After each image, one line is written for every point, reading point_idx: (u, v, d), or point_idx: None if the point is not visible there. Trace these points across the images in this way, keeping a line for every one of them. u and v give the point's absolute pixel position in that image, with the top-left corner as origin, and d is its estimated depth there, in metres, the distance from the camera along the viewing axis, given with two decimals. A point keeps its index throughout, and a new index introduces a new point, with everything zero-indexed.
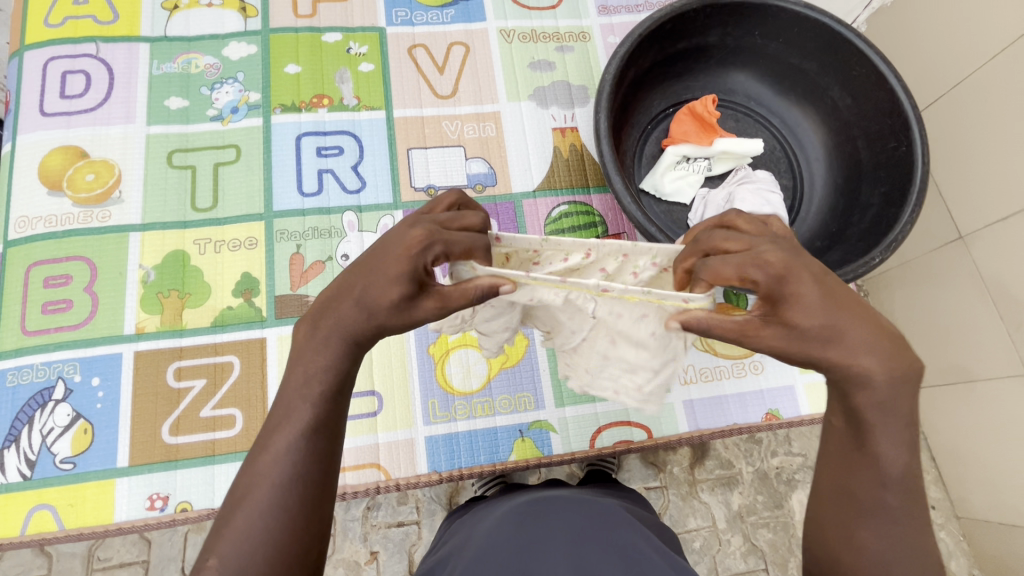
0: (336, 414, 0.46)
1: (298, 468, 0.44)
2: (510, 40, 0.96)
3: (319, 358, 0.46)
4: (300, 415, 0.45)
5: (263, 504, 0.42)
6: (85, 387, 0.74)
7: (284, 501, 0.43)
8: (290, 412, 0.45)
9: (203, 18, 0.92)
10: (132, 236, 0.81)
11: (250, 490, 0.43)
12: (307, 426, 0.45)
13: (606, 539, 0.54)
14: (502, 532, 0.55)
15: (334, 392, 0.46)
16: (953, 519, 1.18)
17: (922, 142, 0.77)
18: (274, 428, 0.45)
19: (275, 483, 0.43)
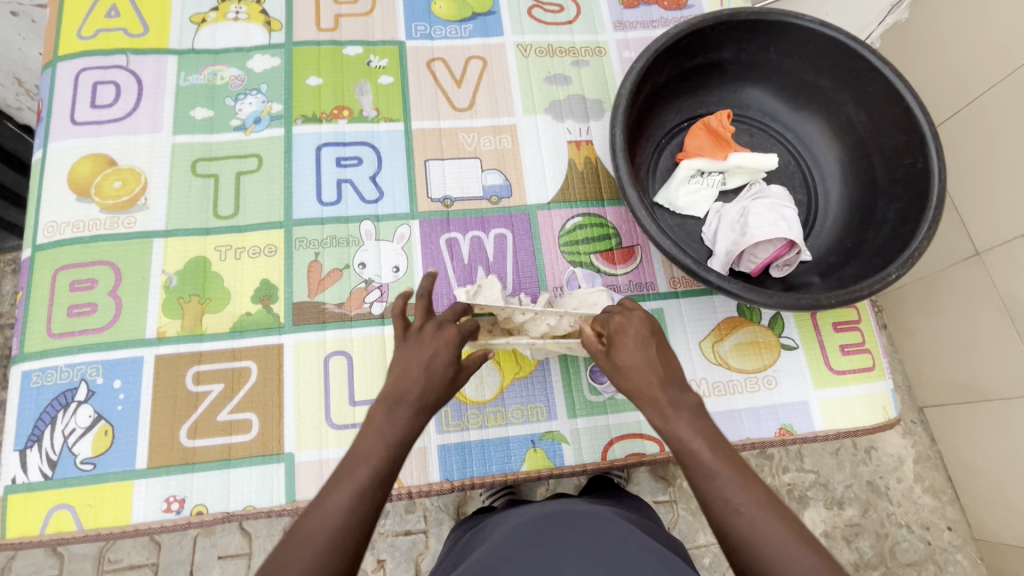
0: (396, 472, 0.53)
1: (355, 521, 0.49)
2: (527, 54, 0.98)
3: (387, 424, 0.54)
4: (369, 467, 0.52)
5: (318, 552, 0.47)
6: (106, 390, 0.76)
7: (342, 544, 0.48)
8: (361, 464, 0.52)
9: (229, 31, 0.94)
10: (156, 242, 0.83)
11: (313, 532, 0.48)
12: (364, 484, 0.51)
13: (620, 553, 0.53)
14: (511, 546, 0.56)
15: (399, 452, 0.53)
16: (970, 541, 1.14)
17: (939, 158, 0.77)
18: (343, 476, 0.52)
19: (333, 535, 0.48)
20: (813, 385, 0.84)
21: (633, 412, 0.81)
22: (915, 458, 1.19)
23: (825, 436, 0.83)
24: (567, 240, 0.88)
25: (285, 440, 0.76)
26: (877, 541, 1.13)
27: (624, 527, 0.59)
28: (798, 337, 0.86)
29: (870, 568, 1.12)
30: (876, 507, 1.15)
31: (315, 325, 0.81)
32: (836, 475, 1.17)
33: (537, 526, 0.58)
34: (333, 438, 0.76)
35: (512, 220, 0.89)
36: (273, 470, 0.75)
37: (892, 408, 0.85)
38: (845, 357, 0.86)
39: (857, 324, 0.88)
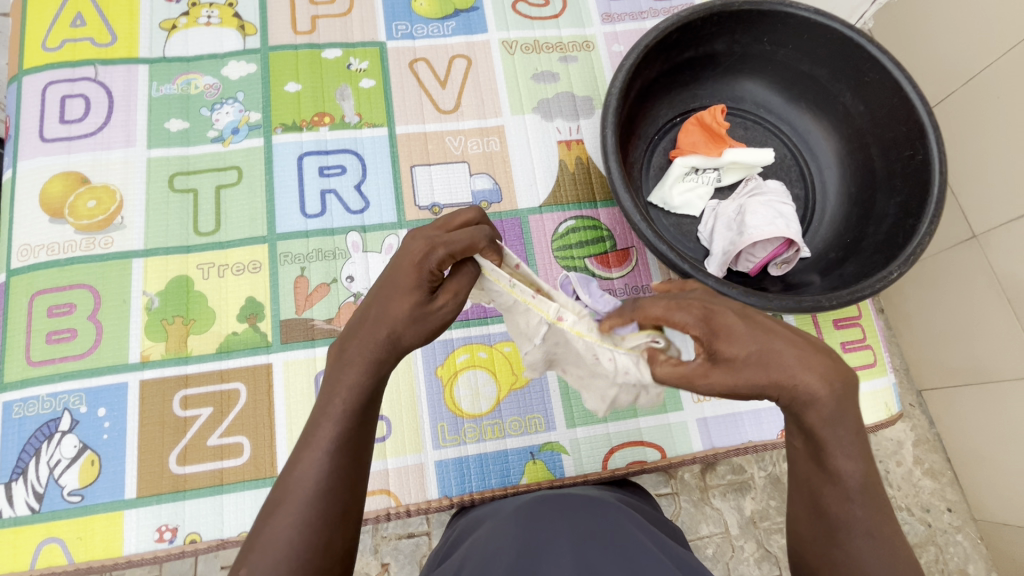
0: (362, 433, 0.47)
1: (328, 482, 0.44)
2: (512, 51, 0.94)
3: (345, 379, 0.47)
4: (327, 433, 0.45)
5: (294, 516, 0.43)
6: (91, 418, 0.74)
7: (309, 517, 0.43)
8: (319, 430, 0.45)
9: (201, 37, 0.90)
10: (135, 262, 0.80)
11: (282, 503, 0.43)
12: (335, 443, 0.45)
13: (630, 544, 0.48)
14: (507, 534, 0.50)
15: (361, 411, 0.47)
16: (970, 521, 1.12)
17: (939, 149, 0.75)
18: (307, 438, 0.46)
19: (310, 499, 0.43)
20: None
21: (633, 419, 0.80)
22: (914, 441, 1.16)
23: None
24: (561, 245, 0.86)
25: (277, 463, 0.74)
26: None
27: (626, 515, 0.55)
28: None
29: None
30: None
31: (304, 342, 0.78)
32: None
33: (537, 511, 0.53)
34: None
35: (503, 225, 0.86)
36: (268, 493, 0.73)
37: (894, 403, 0.84)
38: (846, 354, 0.85)
39: (858, 320, 0.87)
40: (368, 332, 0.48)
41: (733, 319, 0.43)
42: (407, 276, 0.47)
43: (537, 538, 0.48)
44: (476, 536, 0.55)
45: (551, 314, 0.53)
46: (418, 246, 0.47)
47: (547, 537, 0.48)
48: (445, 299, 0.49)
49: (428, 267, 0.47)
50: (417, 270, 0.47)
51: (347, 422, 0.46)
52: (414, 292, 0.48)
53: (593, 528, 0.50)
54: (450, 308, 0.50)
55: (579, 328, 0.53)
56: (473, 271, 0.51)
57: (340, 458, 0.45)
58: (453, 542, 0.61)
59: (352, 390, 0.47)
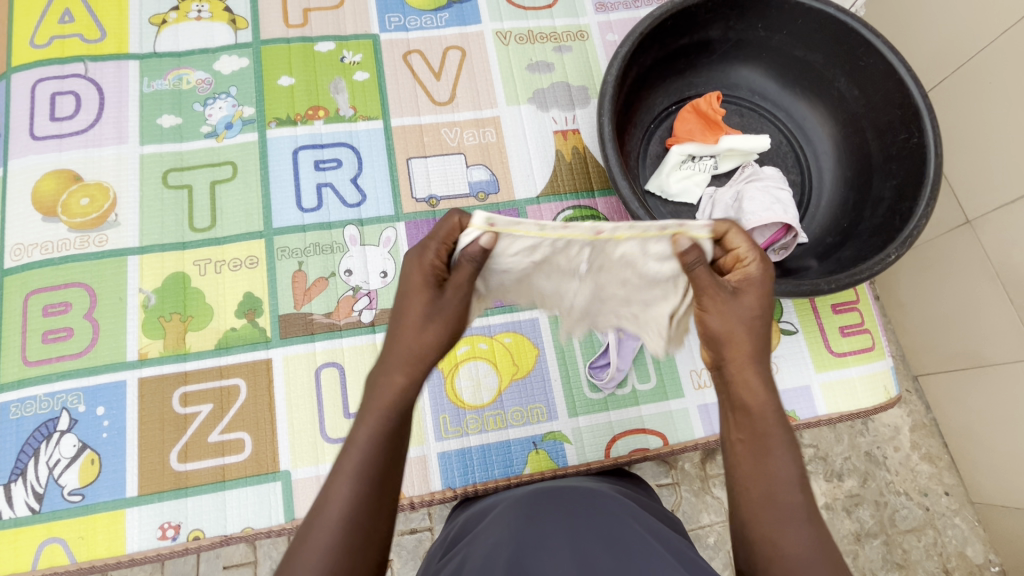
0: (391, 461, 0.46)
1: (356, 508, 0.43)
2: (506, 42, 0.94)
3: (376, 404, 0.47)
4: (356, 457, 0.45)
5: (321, 545, 0.42)
6: (90, 417, 0.73)
7: (336, 545, 0.42)
8: (348, 454, 0.45)
9: (192, 32, 0.89)
10: (130, 260, 0.79)
11: (309, 531, 0.42)
12: (362, 470, 0.44)
13: (630, 537, 0.48)
14: (506, 528, 0.50)
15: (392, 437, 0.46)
16: (967, 504, 1.13)
17: (934, 132, 0.75)
18: (335, 463, 0.45)
19: (336, 525, 0.42)
20: (815, 368, 0.84)
21: (635, 407, 0.80)
22: (911, 427, 1.17)
23: (828, 420, 0.82)
24: None
25: (279, 458, 0.74)
26: (877, 510, 1.12)
27: (625, 506, 0.55)
28: (797, 321, 0.85)
29: (871, 538, 1.10)
30: (876, 478, 1.13)
31: (303, 336, 0.78)
32: (835, 448, 1.14)
33: (535, 504, 0.53)
34: (330, 453, 0.74)
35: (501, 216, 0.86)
36: (270, 488, 0.73)
37: (892, 386, 0.85)
38: (845, 338, 0.85)
39: (855, 304, 0.87)
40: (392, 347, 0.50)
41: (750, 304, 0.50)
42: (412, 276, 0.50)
43: (535, 533, 0.48)
44: (480, 527, 0.55)
45: (589, 232, 0.49)
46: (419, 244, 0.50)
47: (546, 533, 0.48)
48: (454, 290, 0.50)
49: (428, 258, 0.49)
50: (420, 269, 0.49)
51: (374, 451, 0.45)
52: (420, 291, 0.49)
53: (593, 521, 0.50)
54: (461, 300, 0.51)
55: (620, 229, 0.49)
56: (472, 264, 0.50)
57: (367, 484, 0.44)
58: (458, 531, 0.61)
59: (379, 415, 0.47)
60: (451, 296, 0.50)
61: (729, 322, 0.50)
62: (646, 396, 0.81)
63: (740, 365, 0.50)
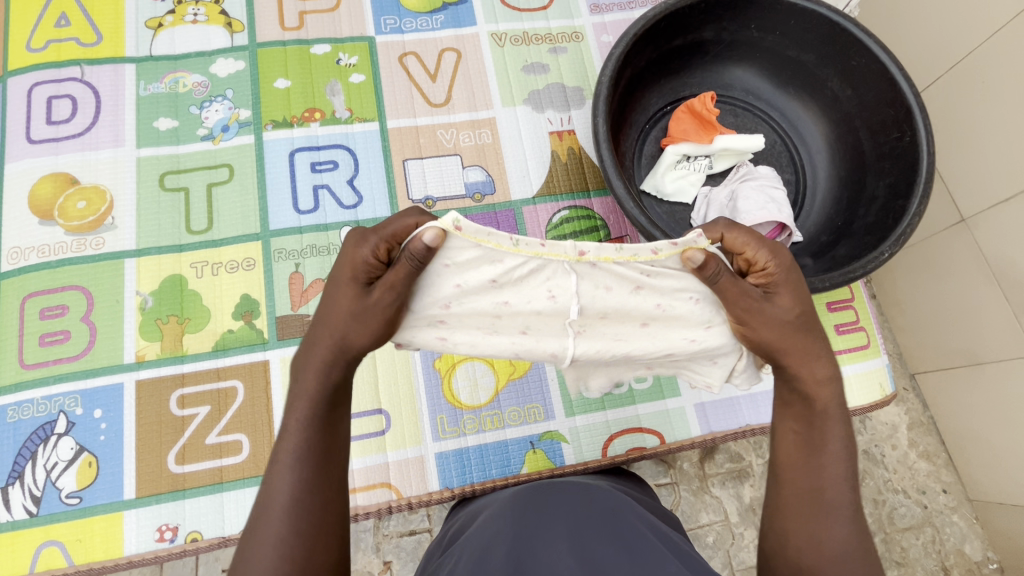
0: (328, 443, 0.47)
1: (302, 494, 0.45)
2: (501, 43, 0.94)
3: (299, 395, 0.48)
4: (290, 449, 0.46)
5: (273, 538, 0.43)
6: (87, 420, 0.73)
7: (290, 533, 0.43)
8: (281, 449, 0.46)
9: (188, 35, 0.90)
10: (127, 262, 0.79)
11: (259, 527, 0.44)
12: (296, 459, 0.46)
13: (629, 533, 0.48)
14: (504, 525, 0.50)
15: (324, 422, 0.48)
16: (965, 501, 1.14)
17: (927, 131, 0.76)
18: (273, 462, 0.46)
19: (284, 514, 0.44)
20: None
21: (631, 406, 0.81)
22: (908, 424, 1.17)
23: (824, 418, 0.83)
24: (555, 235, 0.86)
25: None
26: (875, 508, 1.12)
27: (624, 502, 0.55)
28: None
29: None
30: (874, 475, 1.14)
31: (300, 338, 0.78)
32: None
33: (534, 500, 0.53)
34: None
35: (497, 216, 0.87)
36: None
37: (888, 383, 0.85)
38: (840, 336, 0.85)
39: (851, 302, 0.87)
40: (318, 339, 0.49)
41: (785, 300, 0.49)
42: (343, 272, 0.47)
43: (533, 529, 0.48)
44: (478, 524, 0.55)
45: (571, 253, 0.47)
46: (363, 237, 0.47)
47: (545, 529, 0.47)
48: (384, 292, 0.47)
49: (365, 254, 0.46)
50: (352, 265, 0.47)
51: (304, 438, 0.46)
52: (347, 290, 0.47)
53: (591, 517, 0.50)
54: (390, 302, 0.48)
55: (606, 253, 0.47)
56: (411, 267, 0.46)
57: (305, 469, 0.46)
58: (456, 529, 0.61)
59: (309, 402, 0.48)
60: (381, 297, 0.47)
61: (774, 327, 0.49)
62: (643, 395, 0.81)
63: (799, 360, 0.50)
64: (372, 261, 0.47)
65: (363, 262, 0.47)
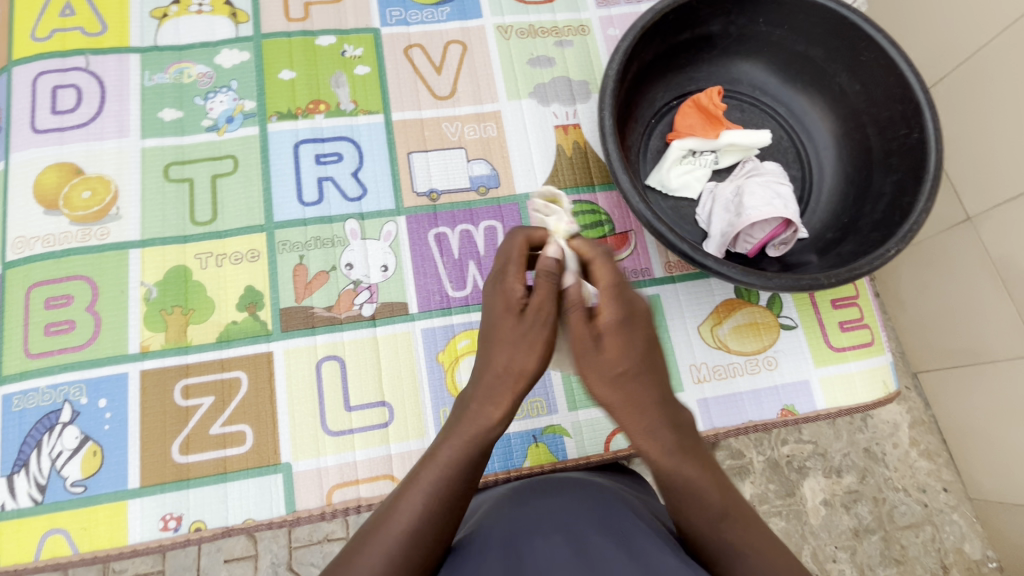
0: (465, 490, 0.48)
1: (425, 528, 0.45)
2: (507, 36, 0.94)
3: (461, 426, 0.50)
4: (430, 479, 0.47)
5: (386, 556, 0.43)
6: (92, 409, 0.73)
7: (404, 559, 0.44)
8: (421, 475, 0.47)
9: (193, 25, 0.89)
10: (132, 253, 0.79)
11: (371, 539, 0.45)
12: (436, 489, 0.47)
13: (627, 525, 0.48)
14: (502, 517, 0.50)
15: (473, 470, 0.49)
16: (965, 501, 1.13)
17: (935, 127, 0.75)
18: (408, 485, 0.47)
19: (404, 540, 0.44)
20: (814, 363, 0.84)
21: None
22: (911, 423, 1.17)
23: (827, 415, 0.82)
24: None
25: (280, 451, 0.74)
26: (875, 506, 1.12)
27: (620, 497, 0.54)
28: (796, 317, 0.85)
29: (870, 533, 1.11)
30: (874, 474, 1.14)
31: (304, 329, 0.78)
32: (834, 444, 1.15)
33: (526, 498, 0.53)
34: (331, 445, 0.75)
35: (502, 210, 0.86)
36: (272, 480, 0.73)
37: (892, 380, 0.85)
38: (844, 333, 0.85)
39: (855, 299, 0.87)
40: (485, 375, 0.51)
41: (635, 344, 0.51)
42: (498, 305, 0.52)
43: (529, 522, 0.48)
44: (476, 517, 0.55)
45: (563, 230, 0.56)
46: (501, 271, 0.54)
47: (540, 521, 0.48)
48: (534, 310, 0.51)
49: (512, 287, 0.52)
50: (505, 295, 0.52)
51: (452, 474, 0.47)
52: (507, 320, 0.51)
53: (588, 509, 0.50)
54: (544, 321, 0.51)
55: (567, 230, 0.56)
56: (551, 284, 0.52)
57: (436, 506, 0.46)
58: (463, 521, 0.61)
59: (468, 443, 0.49)
60: (533, 317, 0.51)
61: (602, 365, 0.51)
62: None
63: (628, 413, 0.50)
64: (521, 290, 0.52)
65: (513, 290, 0.52)
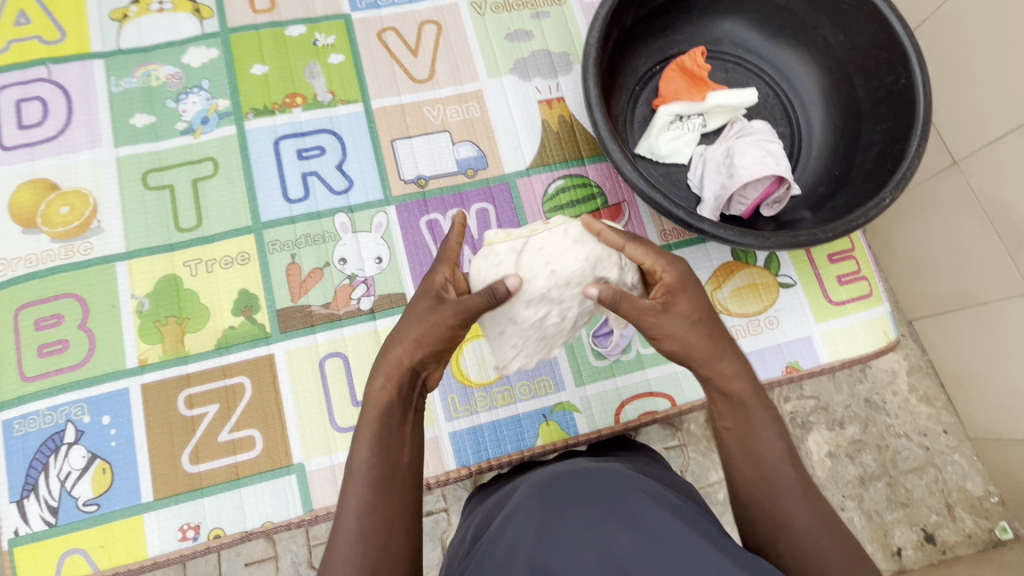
0: (396, 465, 0.49)
1: (374, 516, 0.46)
2: (482, 12, 0.91)
3: (371, 410, 0.51)
4: (361, 471, 0.48)
5: (348, 556, 0.45)
6: (95, 428, 0.72)
7: (365, 553, 0.45)
8: (354, 471, 0.48)
9: (156, 25, 0.86)
10: (118, 266, 0.78)
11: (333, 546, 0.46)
12: (369, 476, 0.48)
13: (658, 519, 0.42)
14: (519, 517, 0.44)
15: (394, 445, 0.50)
16: (965, 441, 1.16)
17: (922, 72, 0.74)
18: (346, 486, 0.48)
19: (353, 533, 0.45)
20: (815, 319, 0.84)
21: (640, 371, 0.81)
22: (908, 370, 1.19)
23: (831, 368, 0.83)
24: (552, 206, 0.85)
25: (291, 452, 0.74)
26: (879, 454, 1.14)
27: (635, 478, 0.49)
28: (795, 275, 0.85)
29: (874, 480, 1.13)
30: (876, 423, 1.15)
31: (304, 329, 0.77)
32: (836, 397, 1.16)
33: (556, 487, 0.47)
34: (342, 442, 0.74)
35: (492, 192, 0.85)
36: (286, 482, 0.73)
37: (892, 329, 0.85)
38: (843, 287, 0.86)
39: (851, 252, 0.87)
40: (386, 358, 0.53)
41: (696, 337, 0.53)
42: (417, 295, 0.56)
43: (550, 524, 0.42)
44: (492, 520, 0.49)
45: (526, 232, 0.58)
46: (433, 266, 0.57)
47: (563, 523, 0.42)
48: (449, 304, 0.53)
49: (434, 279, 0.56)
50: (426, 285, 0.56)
51: (376, 456, 0.49)
52: (424, 302, 0.54)
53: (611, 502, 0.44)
54: (453, 310, 0.52)
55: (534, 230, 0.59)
56: (482, 293, 0.53)
57: (375, 492, 0.47)
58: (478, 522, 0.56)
59: (375, 422, 0.51)
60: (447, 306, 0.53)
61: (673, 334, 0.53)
62: (651, 359, 0.81)
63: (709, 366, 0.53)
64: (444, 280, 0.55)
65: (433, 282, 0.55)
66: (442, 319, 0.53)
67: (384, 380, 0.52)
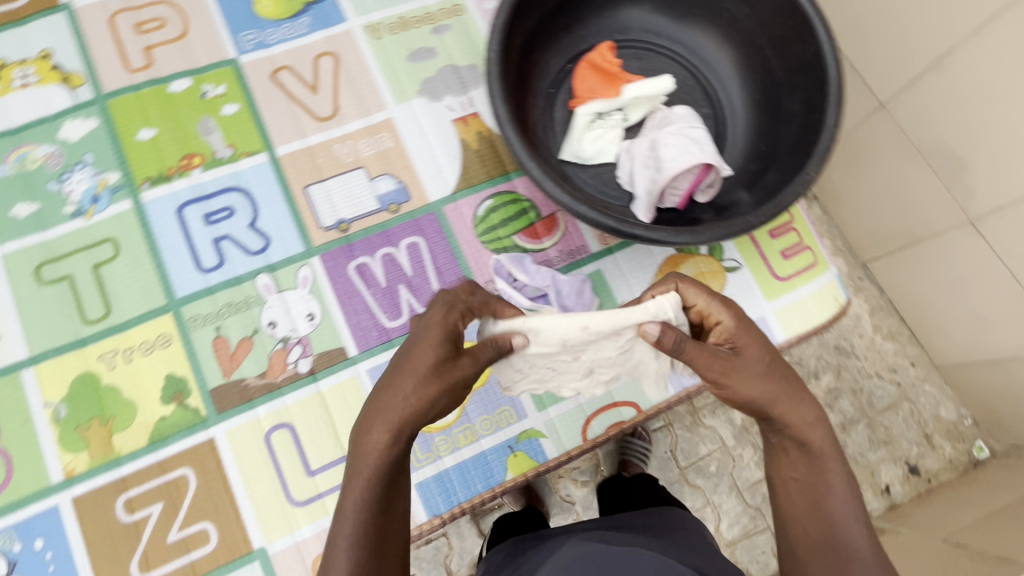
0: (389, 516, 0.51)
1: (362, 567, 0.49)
2: (379, 35, 0.87)
3: (369, 461, 0.51)
4: (355, 519, 0.50)
5: None
6: (29, 555, 0.67)
7: None
8: (346, 517, 0.50)
9: (22, 102, 0.79)
10: (25, 374, 0.71)
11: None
12: (362, 525, 0.49)
13: None
14: None
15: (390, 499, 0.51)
16: (933, 370, 1.18)
17: (828, 38, 0.73)
18: (336, 528, 0.50)
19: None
20: (766, 298, 0.83)
21: None
22: (871, 311, 1.20)
23: (788, 345, 0.83)
24: (484, 228, 0.81)
25: (249, 538, 0.69)
26: (855, 398, 1.16)
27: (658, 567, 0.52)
28: (739, 257, 0.84)
29: (856, 424, 1.15)
30: (848, 367, 1.17)
31: (242, 405, 0.72)
32: (807, 350, 1.17)
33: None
34: (303, 517, 0.70)
35: (420, 224, 0.81)
36: (248, 571, 0.68)
37: (841, 293, 0.85)
38: (787, 261, 0.85)
39: (791, 224, 0.87)
40: (391, 404, 0.51)
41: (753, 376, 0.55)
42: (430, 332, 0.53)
43: None
44: None
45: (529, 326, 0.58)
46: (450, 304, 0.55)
47: None
48: (466, 360, 0.53)
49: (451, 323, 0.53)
50: (439, 326, 0.53)
51: (370, 510, 0.50)
52: (431, 345, 0.52)
53: None
54: (469, 366, 0.53)
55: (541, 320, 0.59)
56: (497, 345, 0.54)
57: (368, 543, 0.49)
58: None
59: (373, 479, 0.50)
60: (464, 362, 0.53)
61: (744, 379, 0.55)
62: None
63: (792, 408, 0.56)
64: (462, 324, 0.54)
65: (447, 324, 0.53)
66: (461, 376, 0.52)
67: (388, 436, 0.51)
